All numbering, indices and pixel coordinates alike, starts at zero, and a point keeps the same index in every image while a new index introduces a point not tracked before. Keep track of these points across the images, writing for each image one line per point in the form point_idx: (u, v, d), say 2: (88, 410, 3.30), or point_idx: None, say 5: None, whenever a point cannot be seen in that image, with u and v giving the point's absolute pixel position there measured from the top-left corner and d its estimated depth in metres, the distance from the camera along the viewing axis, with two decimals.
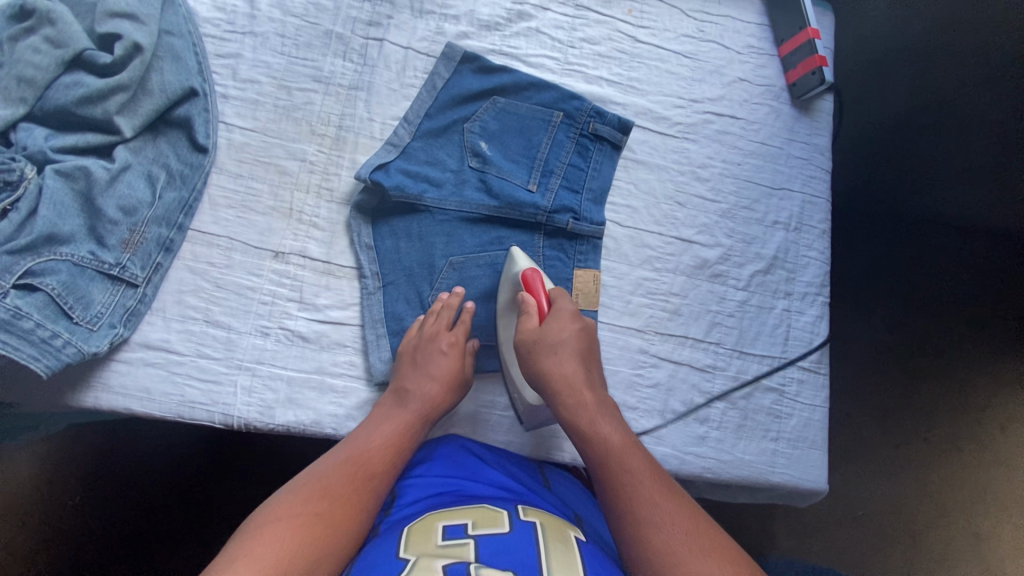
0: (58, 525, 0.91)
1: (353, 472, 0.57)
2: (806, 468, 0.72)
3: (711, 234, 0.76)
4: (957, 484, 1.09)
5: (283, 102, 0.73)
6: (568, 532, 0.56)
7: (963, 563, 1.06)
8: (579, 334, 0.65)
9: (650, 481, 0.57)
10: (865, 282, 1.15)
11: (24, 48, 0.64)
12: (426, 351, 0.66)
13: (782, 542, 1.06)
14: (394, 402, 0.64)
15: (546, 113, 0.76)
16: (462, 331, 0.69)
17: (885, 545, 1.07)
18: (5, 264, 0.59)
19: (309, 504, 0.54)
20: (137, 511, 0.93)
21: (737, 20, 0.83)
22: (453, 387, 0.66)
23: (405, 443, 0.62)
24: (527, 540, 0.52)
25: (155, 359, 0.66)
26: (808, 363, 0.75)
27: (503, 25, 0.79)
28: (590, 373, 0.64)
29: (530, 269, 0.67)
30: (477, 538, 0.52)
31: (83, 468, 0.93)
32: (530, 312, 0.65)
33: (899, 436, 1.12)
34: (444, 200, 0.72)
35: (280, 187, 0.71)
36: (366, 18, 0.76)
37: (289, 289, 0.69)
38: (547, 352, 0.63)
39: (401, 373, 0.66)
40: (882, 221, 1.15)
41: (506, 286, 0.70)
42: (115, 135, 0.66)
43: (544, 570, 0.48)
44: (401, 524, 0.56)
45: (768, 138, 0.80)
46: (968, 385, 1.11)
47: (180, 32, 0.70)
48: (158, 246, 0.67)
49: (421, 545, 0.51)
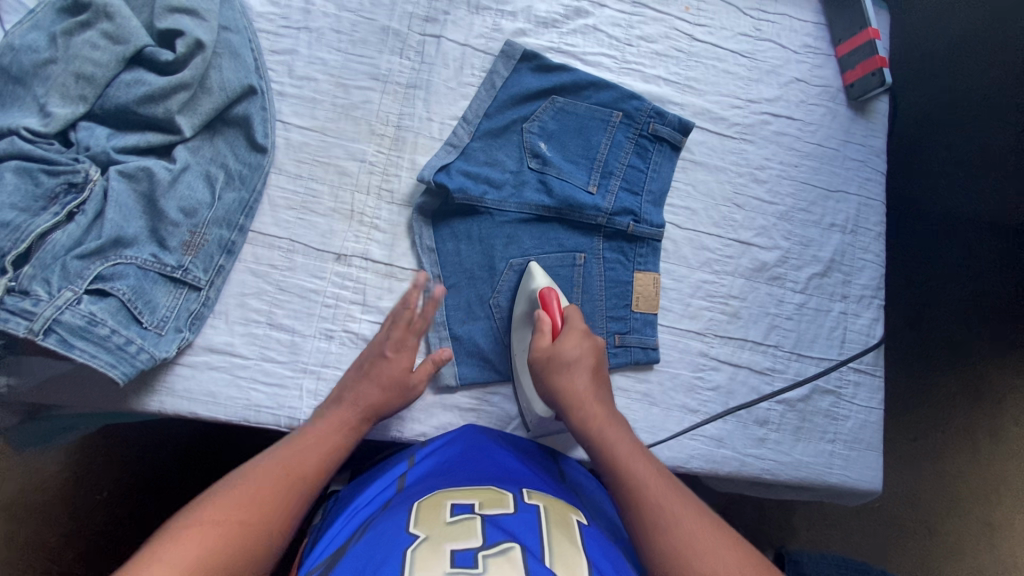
0: (92, 518, 0.91)
1: (284, 477, 0.54)
2: (864, 469, 0.73)
3: (770, 236, 0.76)
4: (973, 476, 1.10)
5: (341, 101, 0.72)
6: (571, 516, 0.53)
7: (979, 555, 1.07)
8: (591, 350, 0.64)
9: (661, 489, 0.55)
10: (906, 285, 1.14)
11: (81, 43, 0.62)
12: (372, 356, 0.64)
13: (803, 534, 1.08)
14: (335, 403, 0.61)
15: (605, 112, 0.75)
16: (420, 326, 0.65)
17: (900, 535, 1.09)
18: (76, 269, 0.58)
19: (234, 509, 0.50)
20: (170, 508, 0.92)
21: (794, 19, 0.82)
22: (397, 393, 0.63)
23: (342, 448, 0.59)
24: (532, 526, 0.48)
25: (219, 363, 0.65)
26: (865, 365, 0.76)
27: (561, 21, 0.77)
28: (601, 390, 0.63)
29: (546, 287, 0.67)
30: (483, 518, 0.49)
31: (117, 463, 0.93)
32: (544, 330, 0.64)
33: (913, 428, 1.12)
34: (504, 201, 0.71)
35: (341, 188, 0.70)
36: (423, 14, 0.75)
37: (352, 292, 0.69)
38: (560, 369, 0.62)
39: (348, 376, 0.63)
40: (925, 223, 1.13)
41: (521, 299, 0.69)
42: (175, 135, 0.65)
43: (547, 559, 0.45)
44: (411, 499, 0.54)
45: (825, 139, 0.80)
46: (987, 379, 1.12)
47: (236, 28, 0.68)
48: (220, 247, 0.66)
49: (430, 522, 0.49)
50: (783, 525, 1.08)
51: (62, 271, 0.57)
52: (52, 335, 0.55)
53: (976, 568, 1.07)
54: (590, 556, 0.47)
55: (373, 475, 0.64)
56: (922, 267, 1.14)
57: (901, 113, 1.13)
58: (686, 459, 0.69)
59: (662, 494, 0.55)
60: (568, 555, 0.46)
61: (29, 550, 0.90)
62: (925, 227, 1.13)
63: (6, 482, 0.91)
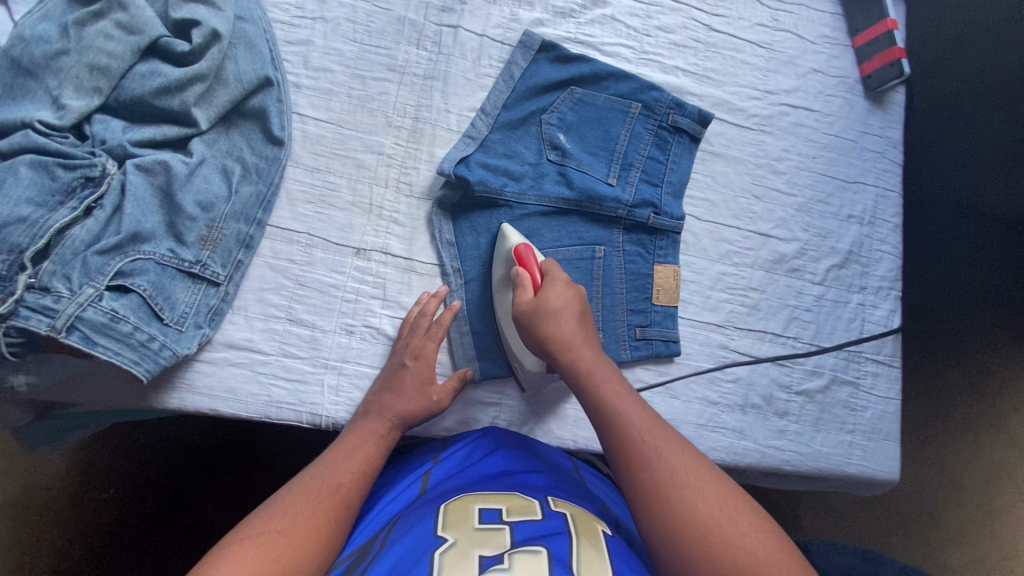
0: (97, 516, 0.90)
1: (326, 487, 0.54)
2: (882, 459, 0.74)
3: (788, 228, 0.76)
4: (973, 464, 1.10)
5: (357, 93, 0.71)
6: (597, 526, 0.52)
7: (980, 541, 1.08)
8: (576, 299, 0.62)
9: (648, 422, 0.54)
10: (920, 276, 1.13)
11: (94, 34, 0.61)
12: (392, 367, 0.64)
13: (807, 524, 1.07)
14: (363, 417, 0.62)
15: (624, 104, 0.74)
16: (437, 333, 0.65)
17: (903, 524, 1.09)
18: (96, 265, 0.57)
19: (284, 520, 0.50)
20: (176, 504, 0.91)
21: (811, 9, 0.81)
22: (422, 401, 0.63)
23: (378, 457, 0.59)
24: (560, 532, 0.48)
25: (239, 359, 0.64)
26: (883, 356, 0.76)
27: (578, 12, 0.77)
28: (589, 337, 0.62)
29: (522, 244, 0.65)
30: (512, 524, 0.48)
31: (121, 461, 0.92)
32: (525, 284, 0.63)
33: (917, 417, 1.12)
34: (523, 194, 0.70)
35: (359, 182, 0.70)
36: (439, 4, 0.73)
37: (372, 286, 0.68)
38: (545, 318, 0.60)
39: (371, 391, 0.63)
40: (938, 215, 1.13)
41: (499, 261, 0.68)
42: (191, 128, 0.64)
43: (575, 567, 0.43)
44: (436, 501, 0.53)
45: (843, 130, 0.80)
46: (985, 369, 1.12)
47: (251, 18, 0.67)
48: (238, 242, 0.65)
49: (459, 526, 0.48)
50: (788, 516, 1.07)
51: (82, 268, 0.57)
52: (75, 333, 0.55)
53: (976, 556, 1.07)
54: (616, 566, 0.47)
55: (395, 475, 0.63)
56: (935, 261, 1.13)
57: (917, 102, 1.12)
58: (707, 450, 0.70)
59: (647, 426, 0.54)
60: (596, 564, 0.45)
61: (34, 549, 0.89)
62: (941, 219, 1.13)
63: (11, 481, 0.90)
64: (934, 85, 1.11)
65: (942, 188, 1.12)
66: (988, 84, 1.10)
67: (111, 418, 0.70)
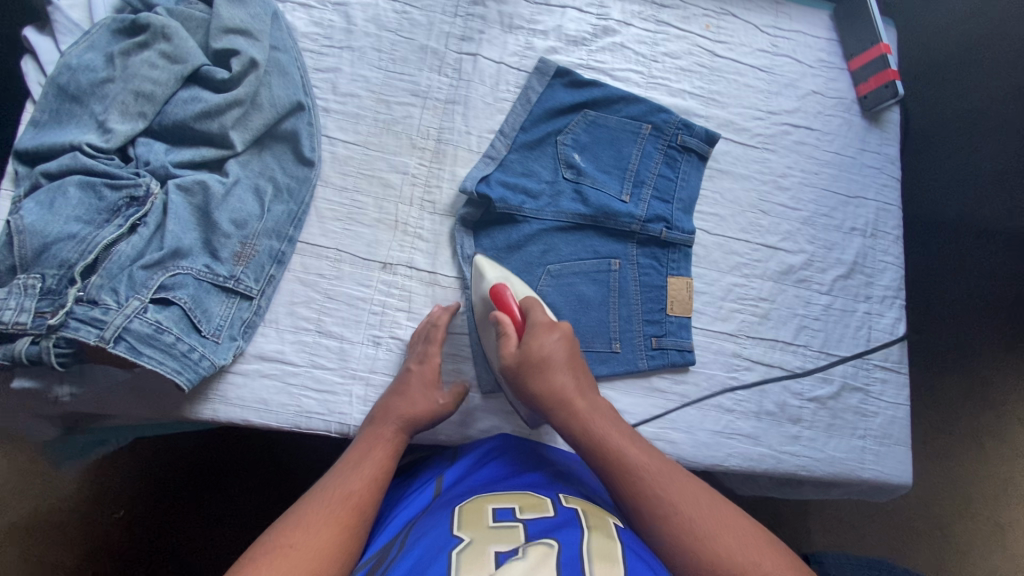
0: (109, 538, 0.90)
1: (336, 496, 0.54)
2: (894, 464, 0.75)
3: (795, 241, 0.80)
4: (981, 475, 1.12)
5: (383, 117, 0.75)
6: (609, 519, 0.53)
7: (989, 553, 1.08)
8: (560, 341, 0.62)
9: (659, 473, 0.56)
10: (926, 287, 1.16)
11: (139, 63, 0.64)
12: (399, 374, 0.66)
13: (819, 538, 1.08)
14: (371, 424, 0.63)
15: (635, 125, 0.78)
16: (439, 336, 0.67)
17: (913, 536, 1.09)
18: (141, 279, 0.60)
19: (297, 534, 0.50)
20: (188, 522, 0.92)
21: (808, 35, 0.86)
22: (428, 410, 0.64)
23: (388, 460, 0.60)
24: (570, 524, 0.50)
25: (271, 370, 0.66)
26: (890, 362, 0.79)
27: (590, 40, 0.81)
28: (580, 381, 0.62)
29: (499, 285, 0.66)
30: (525, 521, 0.50)
31: (133, 481, 0.92)
32: (508, 331, 0.62)
33: (925, 430, 1.14)
34: (541, 210, 0.73)
35: (385, 200, 0.73)
36: (459, 33, 0.78)
37: (398, 299, 0.71)
38: (534, 372, 0.61)
39: (380, 399, 0.65)
40: (935, 229, 1.17)
41: (479, 304, 0.69)
42: (228, 150, 0.67)
43: (587, 556, 0.45)
44: (449, 504, 0.55)
45: (842, 148, 0.84)
46: (987, 380, 1.14)
47: (284, 47, 0.71)
48: (270, 258, 0.68)
49: (474, 525, 0.50)
50: (799, 529, 1.08)
51: (128, 281, 0.59)
52: (122, 343, 0.57)
53: (987, 569, 1.07)
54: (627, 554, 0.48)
55: (408, 484, 0.65)
56: (935, 269, 1.16)
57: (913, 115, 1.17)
58: (724, 456, 0.72)
59: (664, 478, 0.55)
60: (607, 551, 0.47)
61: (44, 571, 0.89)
62: (938, 230, 1.17)
63: (21, 502, 0.90)
64: (927, 101, 1.16)
65: (937, 201, 1.16)
66: (981, 102, 1.15)
67: (139, 434, 0.72)
